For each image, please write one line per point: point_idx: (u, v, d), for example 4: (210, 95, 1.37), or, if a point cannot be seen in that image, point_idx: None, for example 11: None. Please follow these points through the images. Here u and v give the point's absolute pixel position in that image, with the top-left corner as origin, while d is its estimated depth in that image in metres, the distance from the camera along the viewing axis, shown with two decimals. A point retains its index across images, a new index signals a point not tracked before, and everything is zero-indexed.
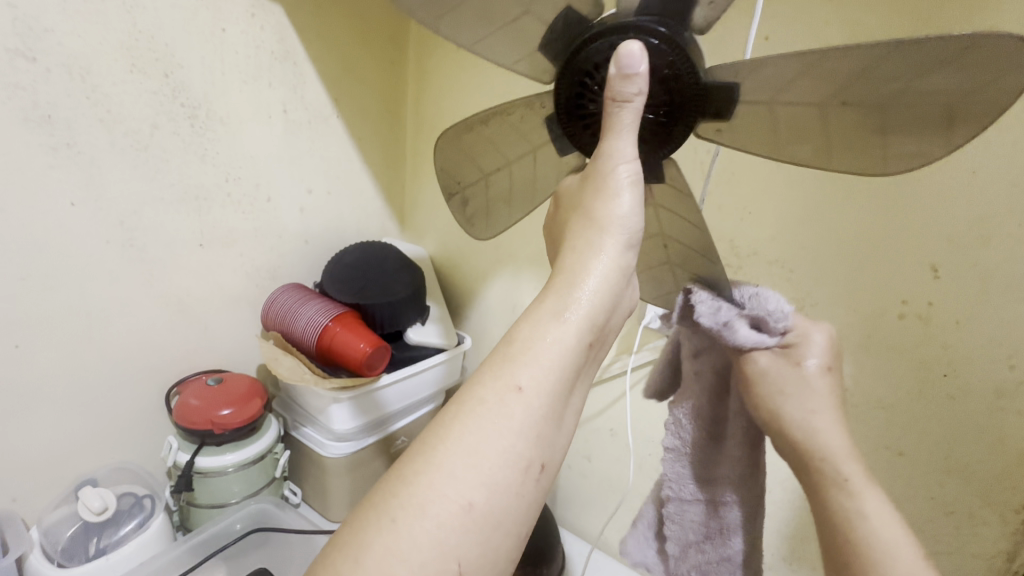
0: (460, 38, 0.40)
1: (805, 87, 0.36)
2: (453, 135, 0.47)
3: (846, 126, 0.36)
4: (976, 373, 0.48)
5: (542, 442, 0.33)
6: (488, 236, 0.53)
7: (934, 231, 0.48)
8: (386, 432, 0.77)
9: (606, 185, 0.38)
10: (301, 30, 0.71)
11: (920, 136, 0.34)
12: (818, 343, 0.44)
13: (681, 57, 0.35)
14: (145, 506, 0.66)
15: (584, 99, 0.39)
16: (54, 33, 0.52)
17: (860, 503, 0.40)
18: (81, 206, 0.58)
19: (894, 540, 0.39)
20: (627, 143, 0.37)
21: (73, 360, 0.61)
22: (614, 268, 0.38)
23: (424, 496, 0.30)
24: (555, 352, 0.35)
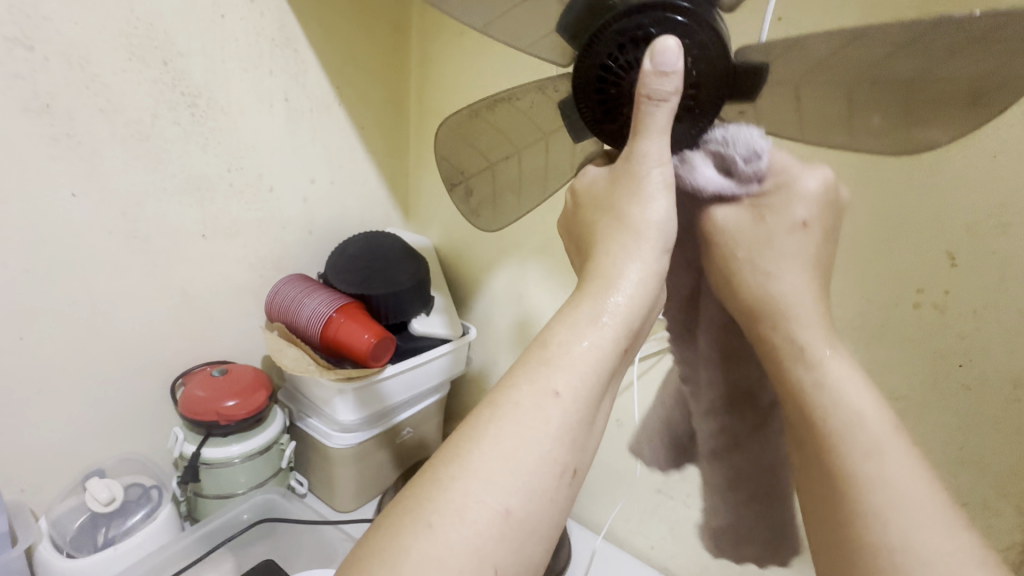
0: (472, 18, 0.40)
1: (835, 67, 0.34)
2: (456, 123, 0.46)
3: (870, 108, 0.35)
4: (992, 362, 0.47)
5: (576, 447, 0.33)
6: (494, 227, 0.52)
7: (951, 217, 0.47)
8: (390, 423, 0.76)
9: (642, 187, 0.37)
10: (302, 16, 0.70)
11: (947, 117, 0.33)
12: (809, 196, 0.39)
13: (711, 37, 0.34)
14: (152, 497, 0.66)
15: (605, 82, 0.37)
16: (52, 21, 0.51)
17: (823, 375, 0.38)
18: (83, 197, 0.57)
19: (875, 439, 0.35)
20: (660, 142, 0.36)
21: (78, 352, 0.61)
22: (653, 271, 0.37)
23: (459, 500, 0.29)
24: (591, 357, 0.34)
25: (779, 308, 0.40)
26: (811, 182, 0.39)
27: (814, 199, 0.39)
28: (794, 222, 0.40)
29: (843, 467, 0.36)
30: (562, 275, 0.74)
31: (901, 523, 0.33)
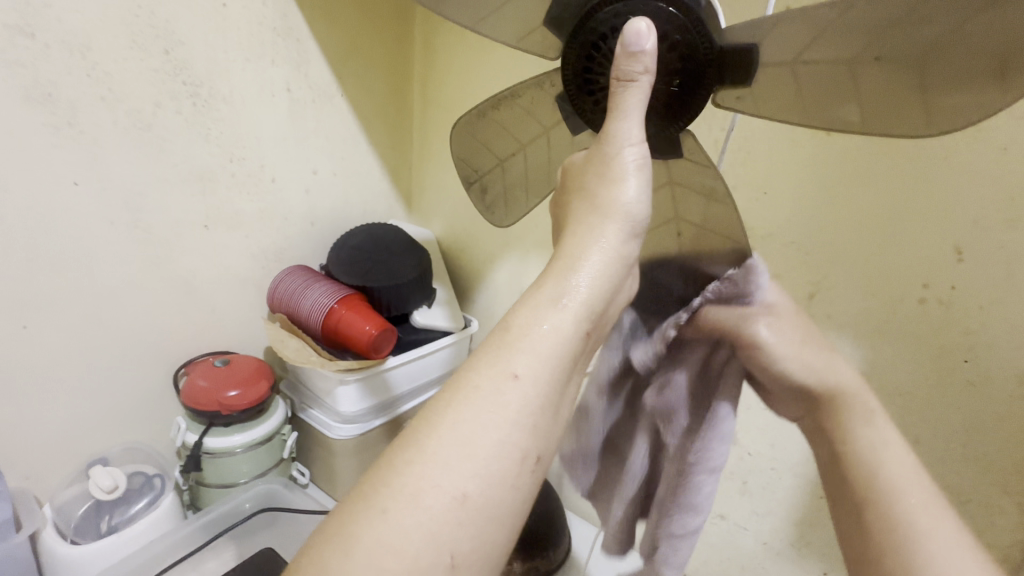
0: (463, 18, 0.40)
1: (834, 42, 0.33)
2: (466, 125, 0.46)
3: (878, 85, 0.33)
4: (998, 358, 0.47)
5: (538, 433, 0.33)
6: (508, 223, 0.52)
7: (959, 211, 0.46)
8: (395, 414, 0.76)
9: (611, 168, 0.36)
10: (304, 5, 0.69)
11: (968, 88, 0.30)
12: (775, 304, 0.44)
13: (694, 23, 0.33)
14: (154, 486, 0.67)
15: (591, 68, 0.36)
16: (53, 8, 0.51)
17: (878, 436, 0.40)
18: (85, 186, 0.57)
19: (910, 475, 0.38)
20: (632, 123, 0.35)
21: (81, 340, 0.61)
22: (614, 254, 0.36)
23: (416, 485, 0.29)
24: (553, 339, 0.34)
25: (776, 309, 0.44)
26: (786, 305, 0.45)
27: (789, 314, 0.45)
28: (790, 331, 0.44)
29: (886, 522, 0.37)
30: None
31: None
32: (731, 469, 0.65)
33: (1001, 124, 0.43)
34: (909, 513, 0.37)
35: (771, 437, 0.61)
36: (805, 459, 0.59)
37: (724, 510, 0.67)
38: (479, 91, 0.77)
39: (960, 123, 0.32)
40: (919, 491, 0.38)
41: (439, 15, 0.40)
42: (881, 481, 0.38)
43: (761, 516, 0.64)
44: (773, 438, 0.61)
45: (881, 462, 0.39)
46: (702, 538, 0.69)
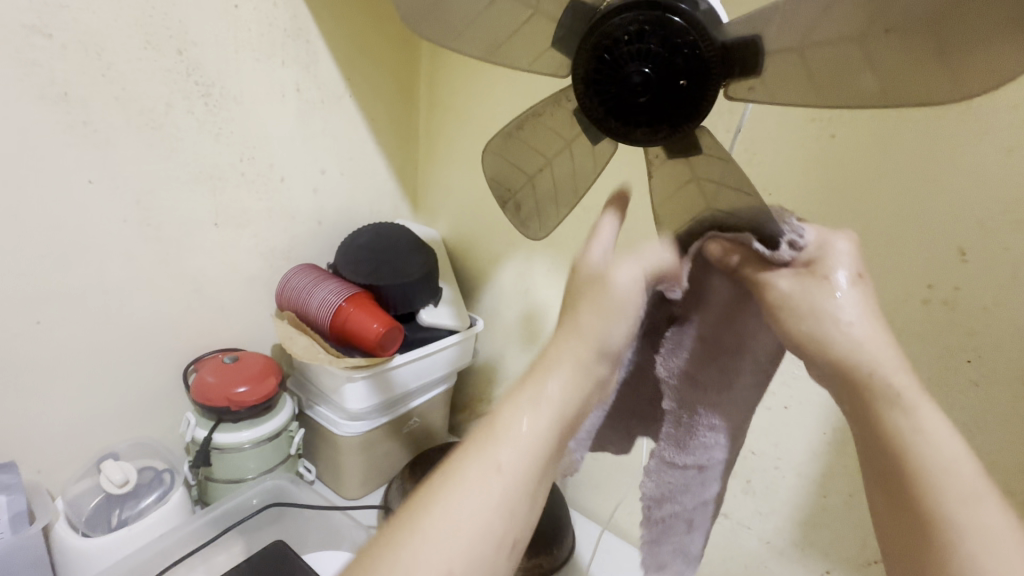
0: (479, 50, 0.41)
1: (840, 17, 0.32)
2: (496, 144, 0.47)
3: (894, 56, 0.32)
4: (1002, 359, 0.47)
5: (516, 516, 0.34)
6: (544, 238, 0.51)
7: (965, 212, 0.46)
8: (398, 412, 0.77)
9: (606, 300, 0.40)
10: (314, 6, 0.70)
11: (989, 46, 0.29)
12: (838, 251, 0.40)
13: (701, 34, 0.34)
14: (164, 480, 0.68)
15: (600, 73, 0.36)
16: (69, 9, 0.52)
17: (916, 417, 0.35)
18: (98, 184, 0.58)
19: (950, 459, 0.34)
20: (627, 270, 0.40)
21: (93, 336, 0.62)
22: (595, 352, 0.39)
23: (407, 562, 0.31)
24: (534, 435, 0.36)
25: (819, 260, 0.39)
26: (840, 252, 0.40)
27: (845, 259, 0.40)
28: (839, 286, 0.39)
29: (925, 522, 0.33)
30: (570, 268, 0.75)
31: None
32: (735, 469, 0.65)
33: (1007, 126, 0.44)
34: (948, 509, 0.33)
35: (775, 437, 0.61)
36: (808, 458, 0.60)
37: (727, 509, 0.67)
38: (486, 92, 0.78)
39: (988, 83, 0.31)
40: (969, 485, 0.33)
41: (455, 50, 0.42)
42: (919, 472, 0.34)
43: (765, 515, 0.64)
44: (777, 438, 0.61)
45: (925, 448, 0.34)
46: None
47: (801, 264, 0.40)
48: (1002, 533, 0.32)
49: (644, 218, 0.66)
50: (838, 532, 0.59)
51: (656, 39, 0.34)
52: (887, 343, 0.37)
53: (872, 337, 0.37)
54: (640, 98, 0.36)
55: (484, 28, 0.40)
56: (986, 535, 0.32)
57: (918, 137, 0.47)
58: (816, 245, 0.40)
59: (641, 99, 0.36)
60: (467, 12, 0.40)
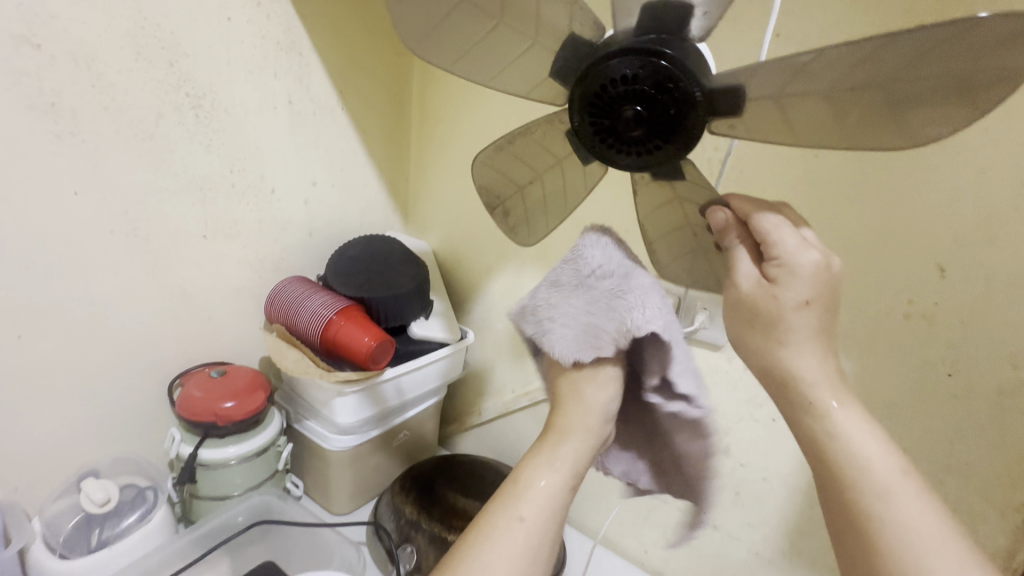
0: (479, 75, 0.42)
1: (810, 78, 0.33)
2: (485, 157, 0.47)
3: (858, 109, 0.33)
4: (979, 371, 0.49)
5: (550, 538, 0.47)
6: (531, 243, 0.52)
7: (942, 230, 0.48)
8: (389, 425, 0.77)
9: (599, 376, 0.49)
10: (307, 19, 0.70)
11: (936, 111, 0.31)
12: (804, 273, 0.40)
13: (688, 73, 0.34)
14: (147, 498, 0.65)
15: (596, 108, 0.37)
16: (59, 19, 0.51)
17: (829, 423, 0.40)
18: (85, 195, 0.57)
19: (866, 459, 0.38)
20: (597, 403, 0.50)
21: (75, 349, 0.60)
22: (585, 430, 0.50)
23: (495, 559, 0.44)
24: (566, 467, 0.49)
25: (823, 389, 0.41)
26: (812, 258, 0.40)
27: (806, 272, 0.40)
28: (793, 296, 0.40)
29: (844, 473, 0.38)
30: None
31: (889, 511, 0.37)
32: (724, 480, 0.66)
33: (980, 149, 0.46)
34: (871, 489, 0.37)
35: (762, 447, 0.62)
36: (795, 469, 0.61)
37: (716, 521, 0.68)
38: (477, 107, 0.79)
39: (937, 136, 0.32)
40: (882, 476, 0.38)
41: (454, 74, 0.42)
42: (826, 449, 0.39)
43: (753, 525, 0.65)
44: (765, 449, 0.62)
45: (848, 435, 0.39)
46: (696, 549, 0.70)
47: (764, 276, 0.42)
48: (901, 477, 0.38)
49: (634, 232, 0.67)
50: (825, 542, 0.60)
51: (649, 81, 0.35)
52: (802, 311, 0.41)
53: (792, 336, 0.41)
54: (634, 132, 0.37)
55: (486, 54, 0.41)
56: (904, 529, 0.36)
57: (894, 157, 0.49)
58: (778, 264, 0.40)
59: (635, 133, 0.37)
60: (468, 37, 0.40)
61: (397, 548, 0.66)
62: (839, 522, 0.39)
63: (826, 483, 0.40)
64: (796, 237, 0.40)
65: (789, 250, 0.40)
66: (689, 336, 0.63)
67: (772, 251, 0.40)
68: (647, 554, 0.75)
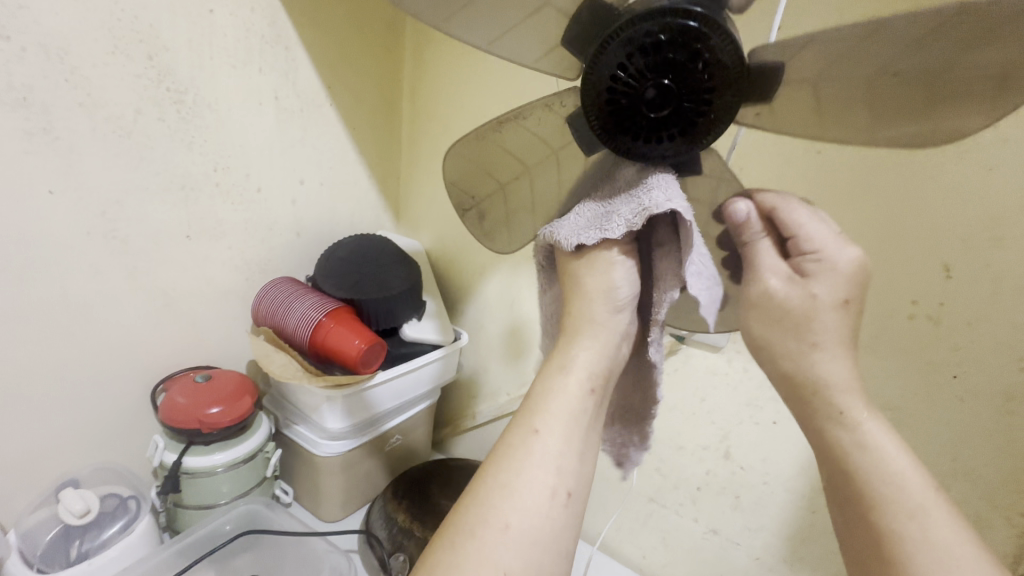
0: (477, 40, 0.40)
1: (851, 63, 0.34)
2: (463, 147, 0.45)
3: (894, 98, 0.35)
4: (986, 374, 0.48)
5: (565, 473, 0.42)
6: (511, 248, 0.51)
7: (947, 229, 0.47)
8: (379, 431, 0.75)
9: (598, 262, 0.46)
10: (293, 12, 0.68)
11: (971, 104, 0.33)
12: (842, 270, 0.40)
13: (722, 37, 0.32)
14: (129, 508, 0.63)
15: (615, 89, 0.35)
16: (30, 10, 0.49)
17: (858, 435, 0.40)
18: (60, 195, 0.55)
19: (898, 475, 0.38)
20: (597, 307, 0.46)
21: (51, 354, 0.58)
22: (593, 349, 0.46)
23: (497, 509, 0.39)
24: (569, 393, 0.45)
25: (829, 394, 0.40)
26: (849, 260, 0.40)
27: (846, 274, 0.40)
28: (829, 299, 0.40)
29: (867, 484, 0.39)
30: None
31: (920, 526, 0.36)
32: (724, 484, 0.64)
33: (989, 146, 0.44)
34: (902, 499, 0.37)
35: (763, 451, 0.61)
36: (796, 473, 0.59)
37: (715, 525, 0.66)
38: (470, 103, 0.77)
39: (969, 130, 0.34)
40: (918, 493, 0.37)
41: (451, 35, 0.40)
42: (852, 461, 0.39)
43: (753, 530, 0.64)
44: (765, 452, 0.61)
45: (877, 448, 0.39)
46: (694, 554, 0.69)
47: (794, 271, 0.41)
48: (932, 492, 0.38)
49: None
50: (827, 547, 0.59)
51: (663, 50, 0.33)
52: (838, 317, 0.40)
53: (823, 337, 0.40)
54: (661, 112, 0.35)
55: (483, 17, 0.39)
56: (938, 551, 0.35)
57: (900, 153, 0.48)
58: (817, 259, 0.40)
59: (662, 113, 0.35)
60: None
61: (388, 557, 0.65)
62: (860, 535, 0.39)
63: (852, 496, 0.40)
64: (826, 229, 0.40)
65: (827, 244, 0.40)
66: (687, 338, 0.61)
67: (806, 245, 0.40)
68: (645, 559, 0.74)
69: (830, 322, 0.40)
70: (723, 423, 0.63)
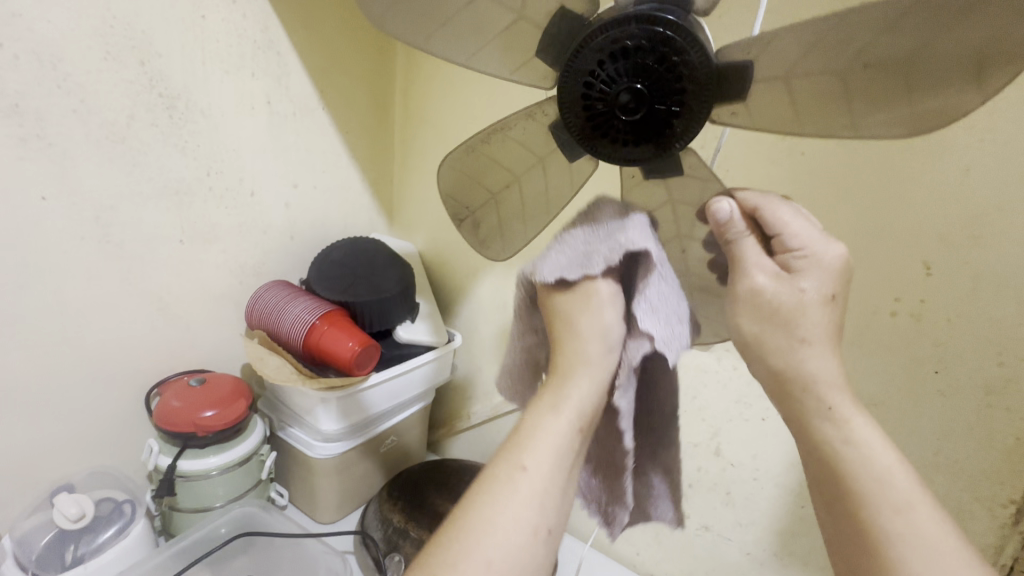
0: (457, 55, 0.41)
1: (823, 57, 0.35)
2: (455, 159, 0.46)
3: (868, 90, 0.35)
4: (966, 369, 0.49)
5: (547, 510, 0.42)
6: (506, 256, 0.50)
7: (927, 228, 0.48)
8: (372, 433, 0.75)
9: (590, 301, 0.47)
10: (285, 17, 0.68)
11: (947, 89, 0.33)
12: (828, 265, 0.41)
13: (689, 41, 0.34)
14: (124, 512, 0.63)
15: (589, 95, 0.37)
16: (22, 18, 0.50)
17: (847, 431, 0.40)
18: (54, 200, 0.55)
19: (884, 471, 0.38)
20: (590, 345, 0.47)
21: (44, 360, 0.58)
22: (586, 392, 0.46)
23: (475, 547, 0.39)
24: (559, 434, 0.44)
25: (811, 388, 0.41)
26: (834, 256, 0.41)
27: (830, 269, 0.41)
28: (817, 294, 0.41)
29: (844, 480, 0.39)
30: None
31: (901, 525, 0.37)
32: (715, 480, 0.65)
33: (965, 147, 0.45)
34: (885, 500, 0.38)
35: (752, 448, 0.62)
36: (784, 469, 0.60)
37: (707, 521, 0.67)
38: (461, 107, 0.78)
39: (946, 120, 0.34)
40: (900, 495, 0.38)
41: (432, 53, 0.41)
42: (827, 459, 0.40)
43: (744, 526, 0.65)
44: (755, 449, 0.62)
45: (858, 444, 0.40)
46: (686, 550, 0.70)
47: (779, 268, 0.42)
48: (914, 488, 0.38)
49: None
50: (816, 542, 0.60)
51: (633, 56, 0.34)
52: (825, 315, 0.41)
53: (812, 333, 0.41)
54: (634, 116, 0.36)
55: (462, 33, 0.40)
56: (917, 543, 0.36)
57: (880, 154, 0.49)
58: (803, 256, 0.41)
59: (634, 117, 0.36)
60: (445, 9, 0.39)
61: (383, 557, 0.66)
62: (845, 535, 0.39)
63: (829, 493, 0.40)
64: (810, 228, 0.42)
65: (812, 242, 0.41)
66: None
67: (792, 243, 0.41)
68: (638, 556, 0.75)
69: (816, 319, 0.41)
70: (713, 420, 0.64)
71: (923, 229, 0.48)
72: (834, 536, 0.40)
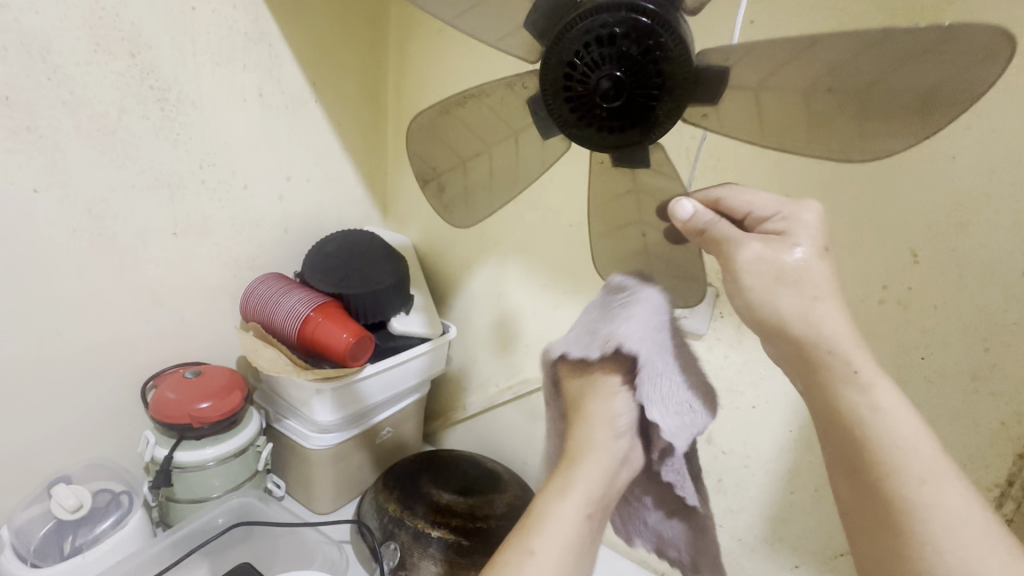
0: (442, 14, 0.41)
1: (787, 75, 0.36)
2: (428, 121, 0.46)
3: (827, 111, 0.36)
4: (952, 356, 0.49)
5: None
6: (468, 223, 0.52)
7: (914, 216, 0.49)
8: (368, 424, 0.76)
9: (603, 389, 0.46)
10: (276, 9, 0.68)
11: (897, 124, 0.34)
12: (808, 222, 0.41)
13: (673, 37, 0.34)
14: (122, 503, 0.64)
15: (570, 78, 0.37)
16: (10, 9, 0.49)
17: (874, 397, 0.38)
18: (45, 193, 0.55)
19: (908, 438, 0.37)
20: (602, 432, 0.46)
21: (38, 352, 0.59)
22: (597, 477, 0.45)
23: None
24: (568, 517, 0.44)
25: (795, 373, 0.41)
26: (809, 215, 0.42)
27: (811, 226, 0.41)
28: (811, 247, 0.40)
29: (868, 453, 0.37)
30: (543, 275, 0.75)
31: (931, 493, 0.36)
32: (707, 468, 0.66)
33: (951, 135, 0.46)
34: (910, 468, 0.36)
35: (744, 436, 0.63)
36: (774, 455, 0.61)
37: None
38: None
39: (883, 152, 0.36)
40: (925, 464, 0.36)
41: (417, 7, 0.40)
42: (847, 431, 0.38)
43: (735, 512, 0.66)
44: (746, 437, 0.63)
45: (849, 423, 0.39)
46: None
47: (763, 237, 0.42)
48: (939, 457, 0.37)
49: None
50: (806, 527, 0.61)
51: (618, 43, 0.34)
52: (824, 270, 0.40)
53: (819, 288, 0.39)
54: (612, 103, 0.36)
55: None
56: (943, 511, 0.35)
57: None
58: (783, 219, 0.41)
59: (613, 105, 0.36)
60: None
61: (380, 545, 0.66)
62: (875, 511, 0.37)
63: (852, 466, 0.38)
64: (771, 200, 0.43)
65: (785, 207, 0.42)
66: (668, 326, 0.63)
67: (764, 213, 0.42)
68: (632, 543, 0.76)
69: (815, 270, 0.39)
70: None
71: (910, 217, 0.49)
72: (856, 512, 0.39)
